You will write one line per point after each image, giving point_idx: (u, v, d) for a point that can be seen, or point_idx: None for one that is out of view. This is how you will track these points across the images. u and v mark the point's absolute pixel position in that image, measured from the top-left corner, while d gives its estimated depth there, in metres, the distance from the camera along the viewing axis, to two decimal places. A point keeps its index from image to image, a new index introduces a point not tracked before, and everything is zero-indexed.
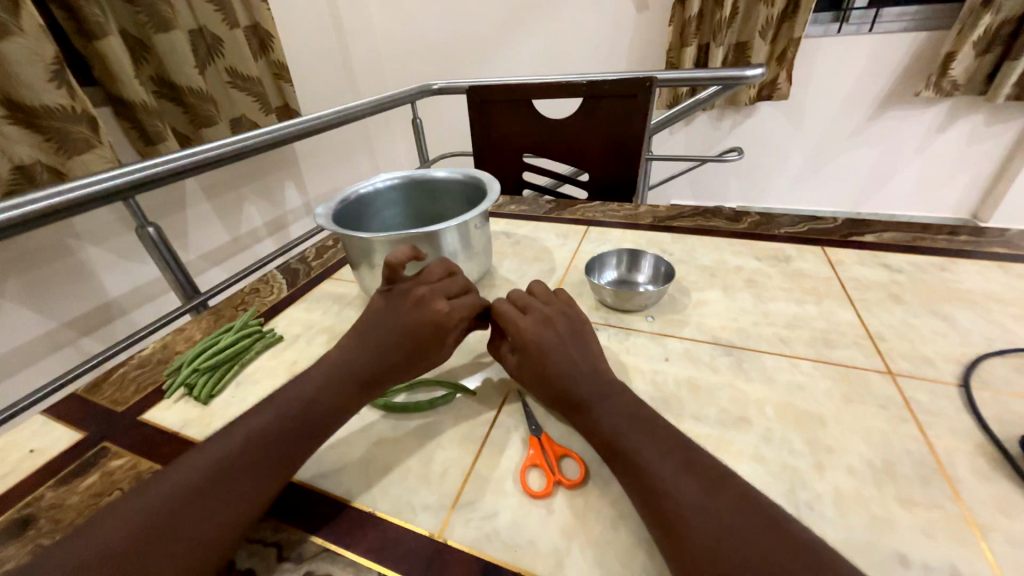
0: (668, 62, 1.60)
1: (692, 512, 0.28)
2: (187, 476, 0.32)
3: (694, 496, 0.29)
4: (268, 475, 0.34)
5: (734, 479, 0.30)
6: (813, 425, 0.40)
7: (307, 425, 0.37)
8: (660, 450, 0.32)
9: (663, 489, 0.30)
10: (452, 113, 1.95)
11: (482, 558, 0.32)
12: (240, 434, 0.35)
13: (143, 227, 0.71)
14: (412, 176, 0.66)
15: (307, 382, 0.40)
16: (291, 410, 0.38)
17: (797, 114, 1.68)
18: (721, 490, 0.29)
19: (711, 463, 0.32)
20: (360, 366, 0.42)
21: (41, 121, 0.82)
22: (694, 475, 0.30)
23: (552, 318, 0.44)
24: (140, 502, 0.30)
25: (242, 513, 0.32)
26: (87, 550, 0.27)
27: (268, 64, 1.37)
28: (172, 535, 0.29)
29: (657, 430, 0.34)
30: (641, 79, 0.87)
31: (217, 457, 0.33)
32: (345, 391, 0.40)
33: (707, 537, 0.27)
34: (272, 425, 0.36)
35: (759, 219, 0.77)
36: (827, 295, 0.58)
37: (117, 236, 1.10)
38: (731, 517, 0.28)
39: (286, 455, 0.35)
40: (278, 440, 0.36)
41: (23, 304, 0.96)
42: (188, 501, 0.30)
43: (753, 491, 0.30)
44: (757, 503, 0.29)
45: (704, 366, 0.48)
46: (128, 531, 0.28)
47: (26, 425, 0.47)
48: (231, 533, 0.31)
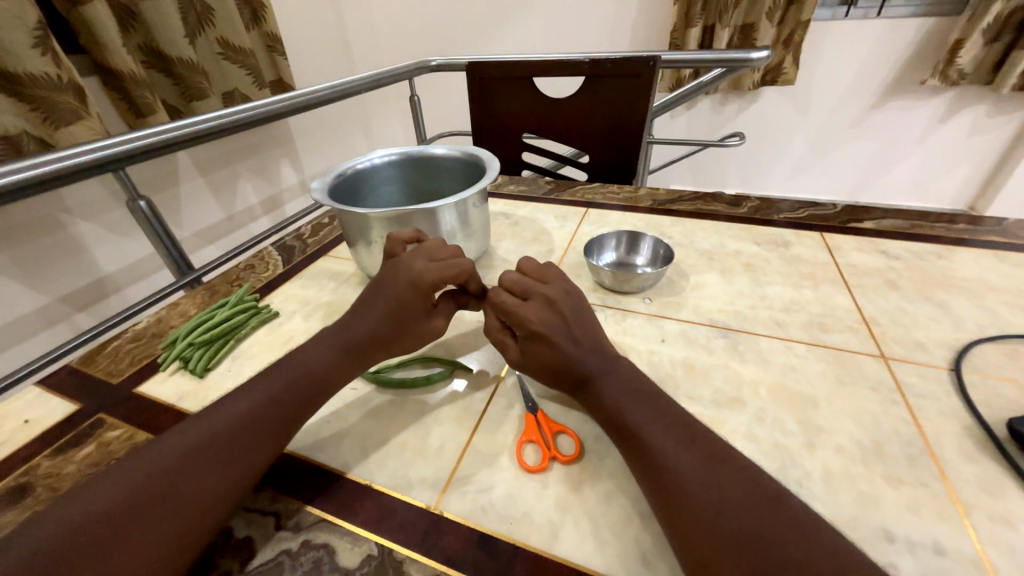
0: (672, 43, 1.57)
1: (692, 484, 0.29)
2: (186, 442, 0.32)
3: (694, 471, 0.30)
4: (265, 444, 0.34)
5: (734, 454, 0.31)
6: (805, 406, 0.41)
7: (300, 395, 0.38)
8: (663, 426, 0.33)
9: (665, 464, 0.31)
10: (451, 92, 1.91)
11: (478, 529, 0.32)
12: (238, 402, 0.36)
13: (134, 201, 0.69)
14: (410, 152, 0.64)
15: (302, 354, 0.41)
16: (287, 381, 0.38)
17: (802, 99, 1.66)
18: (720, 464, 0.30)
19: (712, 438, 0.32)
20: (349, 341, 0.42)
21: (25, 89, 0.79)
22: (694, 449, 0.31)
23: (553, 298, 0.41)
24: (137, 466, 0.31)
25: (240, 479, 0.32)
26: (86, 510, 0.28)
27: (261, 35, 1.32)
28: (171, 498, 0.29)
29: (661, 406, 0.35)
30: (645, 58, 0.85)
31: (214, 424, 0.34)
32: (337, 365, 0.41)
33: (705, 509, 0.28)
34: (267, 395, 0.36)
35: (759, 204, 0.77)
36: (825, 279, 0.58)
37: (107, 210, 1.08)
38: (730, 491, 0.28)
39: (283, 425, 0.36)
40: (274, 409, 0.36)
41: (15, 279, 0.94)
42: (185, 465, 0.31)
43: (752, 466, 0.30)
44: (755, 477, 0.29)
45: (700, 348, 0.48)
46: (127, 493, 0.29)
47: (21, 396, 0.47)
48: (229, 499, 0.31)
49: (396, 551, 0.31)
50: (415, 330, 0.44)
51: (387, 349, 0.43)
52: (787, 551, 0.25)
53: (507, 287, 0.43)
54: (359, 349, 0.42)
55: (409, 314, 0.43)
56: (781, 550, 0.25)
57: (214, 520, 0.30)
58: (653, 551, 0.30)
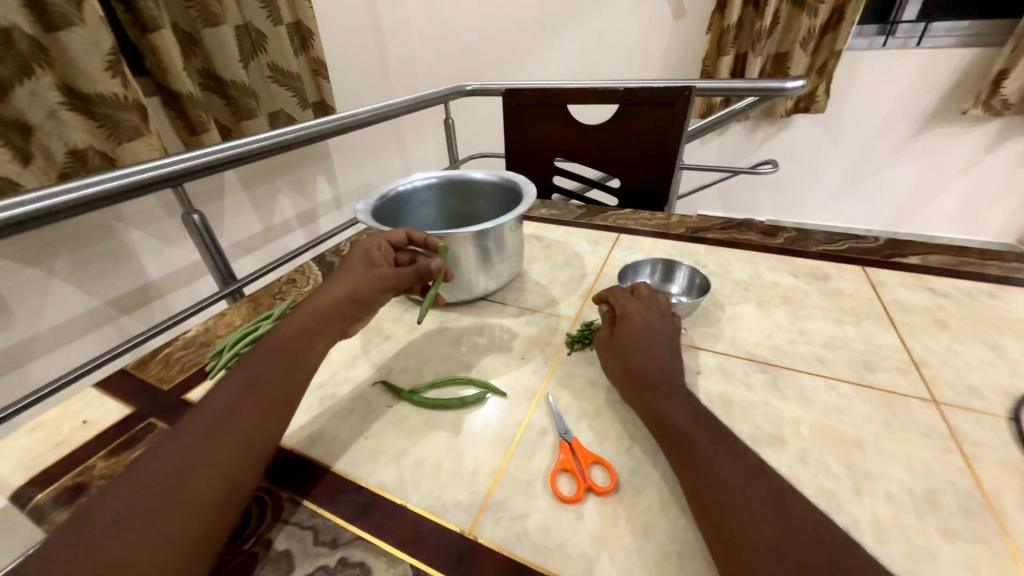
0: (703, 70, 1.59)
1: (750, 520, 0.29)
2: (183, 445, 0.32)
3: (753, 506, 0.30)
4: (268, 423, 0.36)
5: (799, 500, 0.31)
6: (851, 448, 0.39)
7: (290, 373, 0.39)
8: (724, 458, 0.34)
9: (723, 495, 0.31)
10: (483, 114, 1.97)
11: (512, 558, 0.32)
12: (225, 397, 0.36)
13: (188, 215, 0.73)
14: (450, 176, 0.67)
15: (277, 339, 0.41)
16: (271, 368, 0.38)
17: (837, 127, 1.63)
18: (781, 507, 0.30)
19: (776, 480, 0.32)
20: (315, 308, 0.43)
21: (96, 108, 0.86)
22: (756, 488, 0.31)
23: (655, 306, 0.49)
24: (133, 478, 0.30)
25: (249, 464, 0.33)
26: (91, 529, 0.27)
27: (308, 60, 1.40)
28: (186, 493, 0.30)
29: (724, 438, 0.36)
30: (679, 87, 0.85)
31: (204, 423, 0.34)
32: (308, 336, 0.42)
33: (761, 544, 0.28)
34: (261, 379, 0.37)
35: (795, 234, 0.75)
36: (867, 316, 0.56)
37: (158, 220, 1.15)
38: (792, 530, 0.28)
39: (278, 405, 0.37)
40: (270, 390, 0.37)
41: (71, 281, 1.01)
42: (190, 464, 0.31)
43: (819, 514, 0.30)
44: (820, 526, 0.29)
45: (737, 382, 0.47)
46: (134, 501, 0.28)
47: (80, 397, 0.49)
48: (241, 483, 0.32)
49: (430, 574, 0.31)
50: (355, 273, 0.46)
51: (333, 294, 0.44)
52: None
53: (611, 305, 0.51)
54: (316, 307, 0.43)
55: (355, 261, 0.48)
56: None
57: (233, 505, 0.31)
58: None
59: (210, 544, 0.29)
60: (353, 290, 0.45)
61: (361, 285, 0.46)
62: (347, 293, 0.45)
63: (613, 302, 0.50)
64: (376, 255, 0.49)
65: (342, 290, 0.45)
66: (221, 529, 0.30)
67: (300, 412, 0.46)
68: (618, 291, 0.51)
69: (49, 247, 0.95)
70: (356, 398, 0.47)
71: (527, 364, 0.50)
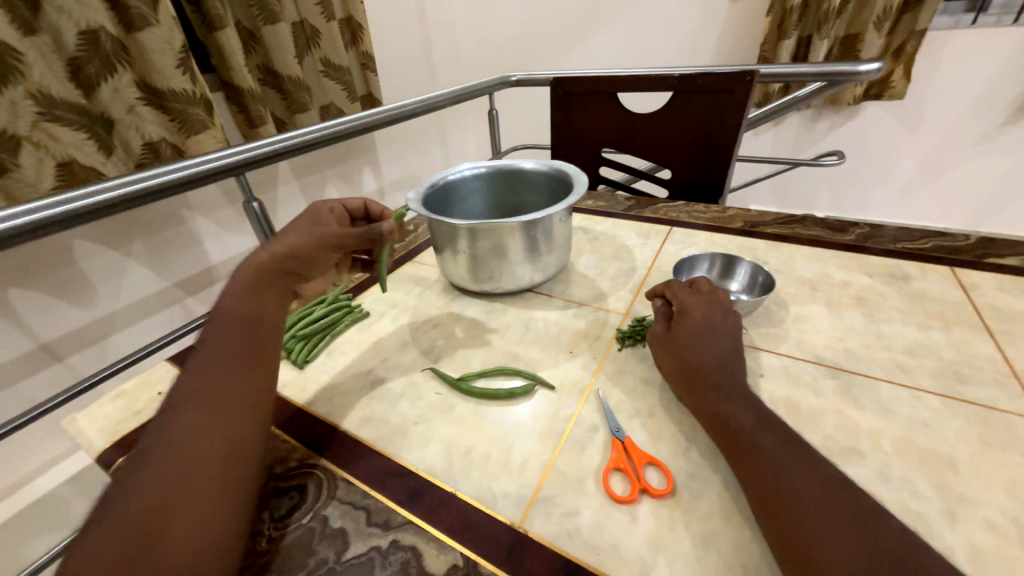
0: (761, 56, 1.49)
1: (828, 534, 0.27)
2: (179, 419, 0.33)
3: (831, 521, 0.28)
4: (254, 378, 0.38)
5: (885, 518, 0.28)
6: (940, 467, 0.36)
7: (256, 331, 0.41)
8: (796, 467, 0.31)
9: (795, 508, 0.29)
10: (526, 106, 1.95)
11: (564, 555, 0.31)
12: (204, 372, 0.37)
13: (248, 203, 0.76)
14: (498, 166, 0.66)
15: (229, 310, 0.41)
16: (237, 337, 0.40)
17: (914, 115, 1.48)
18: (864, 524, 0.27)
19: (857, 494, 0.29)
20: (254, 269, 0.44)
21: (168, 103, 0.92)
22: (834, 501, 0.29)
23: (713, 300, 0.46)
24: (140, 458, 0.31)
25: (246, 421, 0.35)
26: (118, 506, 0.28)
27: (357, 54, 1.44)
28: (201, 454, 0.31)
29: (794, 446, 0.33)
30: (740, 72, 0.80)
31: (193, 396, 0.35)
32: (255, 297, 0.43)
33: (841, 561, 0.26)
34: (233, 343, 0.39)
35: (869, 230, 0.69)
36: (957, 321, 0.51)
37: (220, 208, 1.22)
38: (877, 553, 0.26)
39: (256, 362, 0.39)
40: (245, 351, 0.39)
41: (145, 264, 1.09)
42: (195, 432, 0.32)
43: (911, 536, 0.27)
44: (913, 550, 0.26)
45: (805, 387, 0.44)
46: (153, 472, 0.29)
47: (155, 369, 0.53)
48: (246, 438, 0.35)
49: (481, 565, 0.31)
50: (298, 227, 0.47)
51: (273, 246, 0.45)
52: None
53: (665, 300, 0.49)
54: (256, 267, 0.44)
55: (304, 219, 0.49)
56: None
57: (244, 456, 0.34)
58: None
59: (236, 490, 0.32)
60: (294, 240, 0.46)
61: (302, 235, 0.46)
62: (291, 245, 0.45)
63: (670, 295, 0.48)
64: (325, 212, 0.50)
65: (284, 244, 0.45)
66: (243, 477, 0.33)
67: (353, 395, 0.47)
68: (674, 283, 0.49)
69: (126, 232, 1.04)
70: (405, 383, 0.48)
71: (575, 358, 0.49)
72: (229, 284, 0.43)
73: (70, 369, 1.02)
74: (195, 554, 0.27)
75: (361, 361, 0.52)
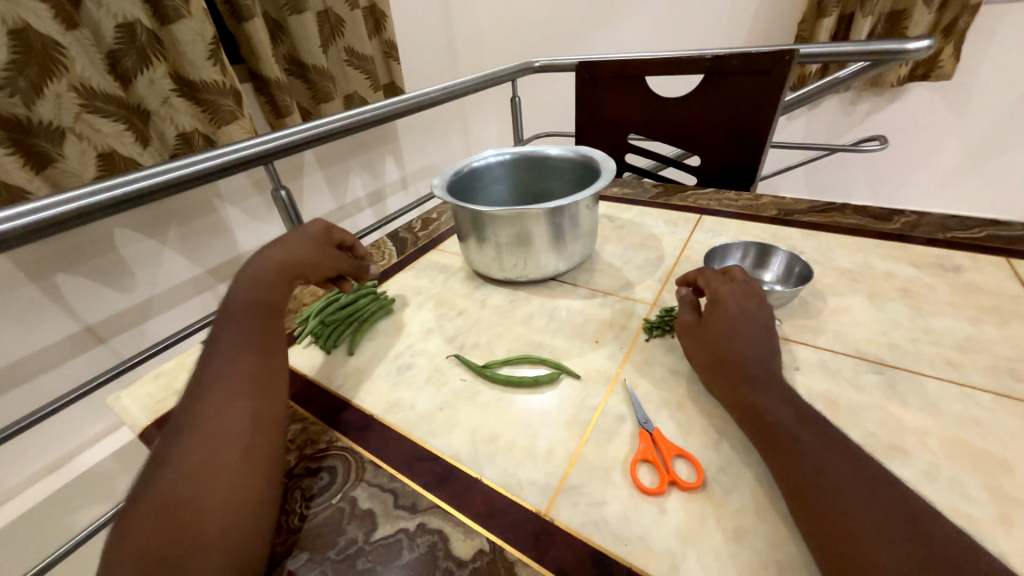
0: (798, 35, 1.41)
1: (871, 534, 0.26)
2: (203, 399, 0.34)
3: (877, 521, 0.26)
4: (267, 358, 0.39)
5: (938, 520, 0.26)
6: (994, 469, 0.33)
7: (265, 317, 0.42)
8: (838, 464, 0.30)
9: (838, 506, 0.28)
10: (548, 92, 1.92)
11: (591, 544, 0.31)
12: (220, 356, 0.38)
13: (277, 190, 0.76)
14: (524, 152, 0.65)
15: (241, 301, 0.43)
16: (250, 322, 0.41)
17: (965, 96, 1.39)
18: (915, 527, 0.26)
19: (906, 495, 0.28)
20: (266, 266, 0.46)
21: (200, 94, 0.94)
22: (880, 501, 0.27)
23: (748, 291, 0.44)
24: (170, 438, 0.32)
25: (266, 395, 0.37)
26: (157, 482, 0.29)
27: (381, 43, 1.43)
28: (227, 427, 0.33)
29: (835, 442, 0.31)
30: (777, 52, 0.76)
31: (213, 377, 0.36)
32: (267, 289, 0.45)
33: (888, 563, 0.24)
34: (247, 329, 0.40)
35: (915, 219, 0.65)
36: (1014, 315, 0.47)
37: (249, 197, 1.25)
38: (926, 557, 0.24)
39: (268, 344, 0.41)
40: (258, 335, 0.41)
41: (179, 251, 1.13)
42: (218, 407, 0.34)
43: (967, 540, 0.25)
44: (968, 555, 0.24)
45: (845, 382, 0.42)
46: (184, 449, 0.31)
47: (191, 351, 0.55)
48: (268, 410, 0.36)
49: (507, 551, 0.31)
50: (314, 244, 0.50)
51: (295, 258, 0.48)
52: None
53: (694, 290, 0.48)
54: (270, 265, 0.46)
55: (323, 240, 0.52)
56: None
57: (269, 426, 0.35)
58: None
59: (265, 457, 0.33)
60: (313, 260, 0.49)
61: (320, 258, 0.50)
62: (310, 262, 0.49)
63: (701, 283, 0.47)
64: (341, 237, 0.54)
65: (304, 256, 0.49)
66: (270, 445, 0.34)
67: (380, 380, 0.47)
68: (708, 271, 0.48)
69: (160, 220, 1.07)
70: (431, 370, 0.48)
71: (601, 348, 0.48)
72: (238, 279, 0.45)
73: (112, 351, 1.08)
74: (230, 518, 0.29)
75: (387, 347, 0.52)
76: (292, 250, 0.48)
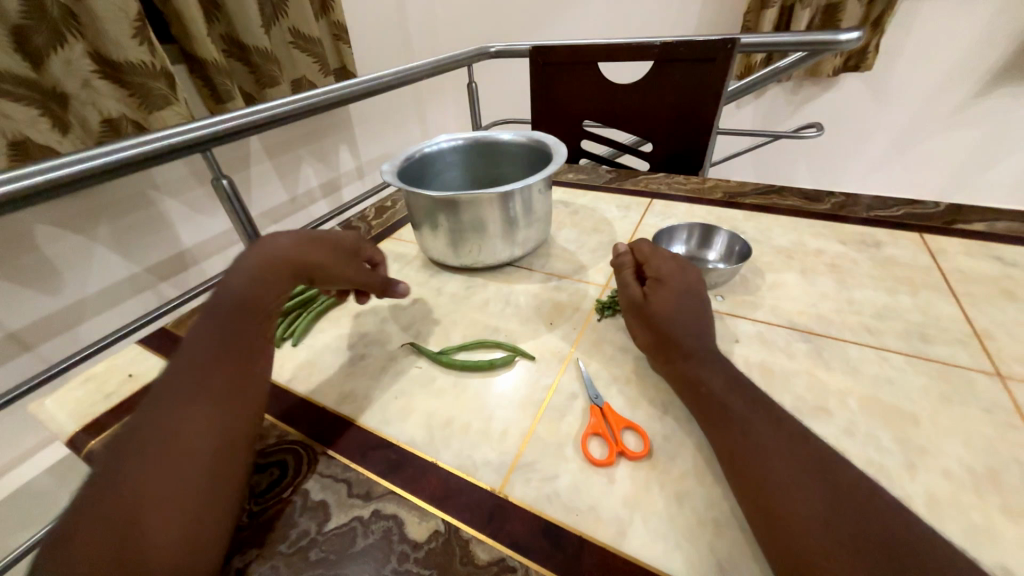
0: (743, 26, 1.46)
1: (790, 484, 0.28)
2: (170, 399, 0.31)
3: (794, 474, 0.29)
4: (249, 367, 0.36)
5: (846, 469, 0.29)
6: (904, 422, 0.37)
7: (256, 316, 0.38)
8: (763, 425, 0.32)
9: (763, 464, 0.30)
10: (507, 79, 1.90)
11: (543, 517, 0.32)
12: (197, 357, 0.34)
13: (218, 180, 0.71)
14: (476, 137, 0.64)
15: (233, 290, 0.38)
16: (240, 320, 0.37)
17: (891, 86, 1.49)
18: (826, 475, 0.28)
19: (820, 449, 0.31)
20: (280, 254, 0.41)
21: (125, 76, 0.86)
22: (797, 453, 0.30)
23: (684, 268, 0.46)
24: (128, 446, 0.29)
25: (244, 404, 0.34)
26: (101, 490, 0.27)
27: (329, 24, 1.36)
28: (191, 438, 0.30)
29: (761, 406, 0.34)
30: (721, 40, 0.79)
31: (186, 382, 0.32)
32: (266, 285, 0.39)
33: (803, 509, 0.27)
34: (231, 330, 0.36)
35: (844, 199, 0.70)
36: (924, 285, 0.52)
37: (190, 189, 1.17)
38: (834, 503, 0.27)
39: (252, 350, 0.37)
40: (244, 339, 0.36)
41: (112, 248, 1.04)
42: (185, 412, 0.31)
43: (867, 484, 0.28)
44: (868, 495, 0.27)
45: (778, 351, 0.45)
46: (138, 456, 0.28)
47: (125, 352, 0.52)
48: (240, 420, 0.33)
49: (462, 530, 0.32)
50: (336, 249, 0.46)
51: (307, 257, 0.43)
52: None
53: (633, 261, 0.48)
54: (283, 256, 0.41)
55: (343, 246, 0.47)
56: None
57: (238, 439, 0.33)
58: (729, 560, 0.29)
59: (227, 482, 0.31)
60: (328, 263, 0.45)
61: (335, 262, 0.46)
62: (325, 262, 0.45)
63: (638, 257, 0.48)
64: (371, 253, 0.51)
65: (320, 254, 0.44)
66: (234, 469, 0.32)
67: (332, 371, 0.46)
68: (643, 246, 0.49)
69: (88, 215, 0.99)
70: (385, 359, 0.47)
71: (555, 330, 0.49)
72: (236, 263, 0.39)
73: (41, 357, 0.99)
74: (176, 553, 0.27)
75: (340, 337, 0.51)
76: (309, 246, 0.43)
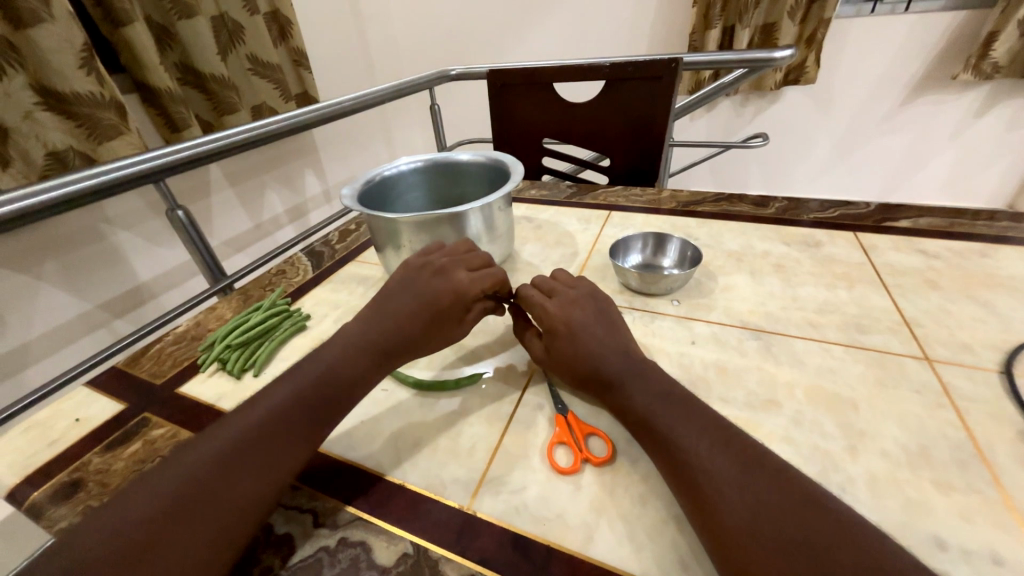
0: (690, 45, 1.55)
1: (730, 484, 0.29)
2: (216, 447, 0.33)
3: (730, 475, 0.30)
4: (306, 436, 0.36)
5: (774, 461, 0.30)
6: (845, 408, 0.40)
7: (334, 388, 0.39)
8: (697, 428, 0.33)
9: (699, 470, 0.30)
10: (471, 100, 1.94)
11: (512, 530, 0.32)
12: (262, 411, 0.36)
13: (172, 210, 0.69)
14: (435, 158, 0.66)
15: (322, 361, 0.40)
16: (313, 387, 0.38)
17: (827, 97, 1.61)
18: (759, 470, 0.30)
19: (750, 444, 0.32)
20: (377, 333, 0.43)
21: (71, 107, 0.83)
22: (730, 452, 0.31)
23: (576, 296, 0.46)
24: (170, 479, 0.31)
25: (278, 471, 0.33)
26: (124, 519, 0.28)
27: (288, 51, 1.36)
28: (209, 497, 0.30)
29: (692, 410, 0.35)
30: (667, 60, 0.84)
31: (241, 432, 0.34)
32: (355, 365, 0.41)
33: (743, 511, 0.28)
34: (300, 395, 0.37)
35: (787, 204, 0.75)
36: (860, 280, 0.56)
37: (144, 221, 1.13)
38: (766, 499, 0.28)
39: (318, 421, 0.37)
40: (309, 406, 0.37)
41: (60, 286, 0.99)
42: (217, 466, 0.32)
43: (795, 473, 0.30)
44: (798, 484, 0.29)
45: (731, 350, 0.47)
46: (159, 503, 0.29)
47: (73, 396, 0.49)
48: (272, 485, 0.32)
49: (431, 550, 0.32)
50: (436, 321, 0.44)
51: (399, 332, 0.43)
52: (833, 569, 0.24)
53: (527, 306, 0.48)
54: (380, 335, 0.43)
55: (443, 313, 0.44)
56: (826, 568, 0.24)
57: (257, 508, 0.31)
58: (690, 556, 0.30)
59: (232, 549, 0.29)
60: (427, 337, 0.44)
61: (435, 336, 0.45)
62: (424, 337, 0.44)
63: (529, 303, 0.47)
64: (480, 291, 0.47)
65: (420, 333, 0.44)
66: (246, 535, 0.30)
67: None
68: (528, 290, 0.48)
69: (32, 253, 0.93)
70: None
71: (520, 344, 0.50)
72: (337, 337, 0.43)
73: None
74: None
75: None
76: (407, 322, 0.44)
